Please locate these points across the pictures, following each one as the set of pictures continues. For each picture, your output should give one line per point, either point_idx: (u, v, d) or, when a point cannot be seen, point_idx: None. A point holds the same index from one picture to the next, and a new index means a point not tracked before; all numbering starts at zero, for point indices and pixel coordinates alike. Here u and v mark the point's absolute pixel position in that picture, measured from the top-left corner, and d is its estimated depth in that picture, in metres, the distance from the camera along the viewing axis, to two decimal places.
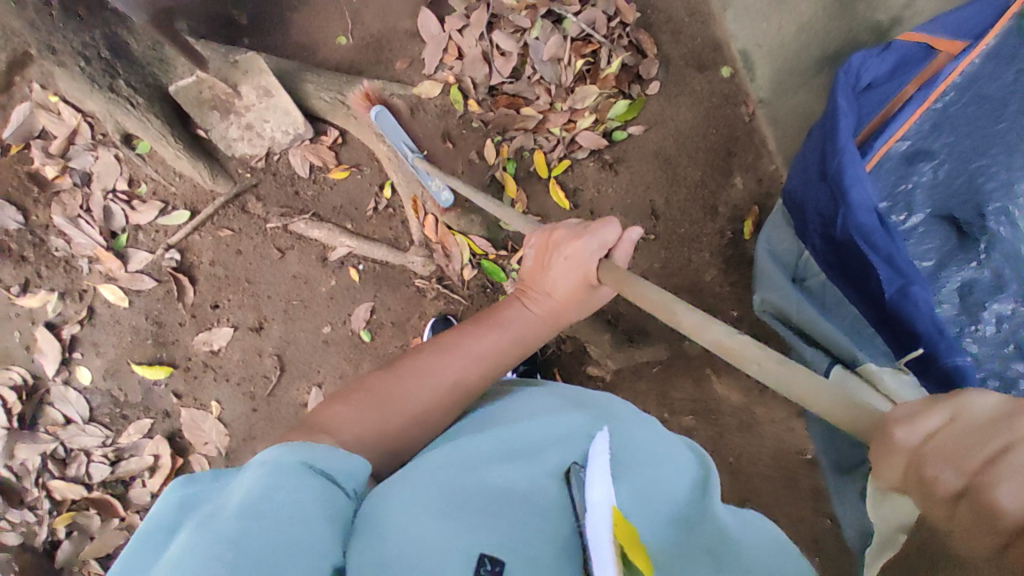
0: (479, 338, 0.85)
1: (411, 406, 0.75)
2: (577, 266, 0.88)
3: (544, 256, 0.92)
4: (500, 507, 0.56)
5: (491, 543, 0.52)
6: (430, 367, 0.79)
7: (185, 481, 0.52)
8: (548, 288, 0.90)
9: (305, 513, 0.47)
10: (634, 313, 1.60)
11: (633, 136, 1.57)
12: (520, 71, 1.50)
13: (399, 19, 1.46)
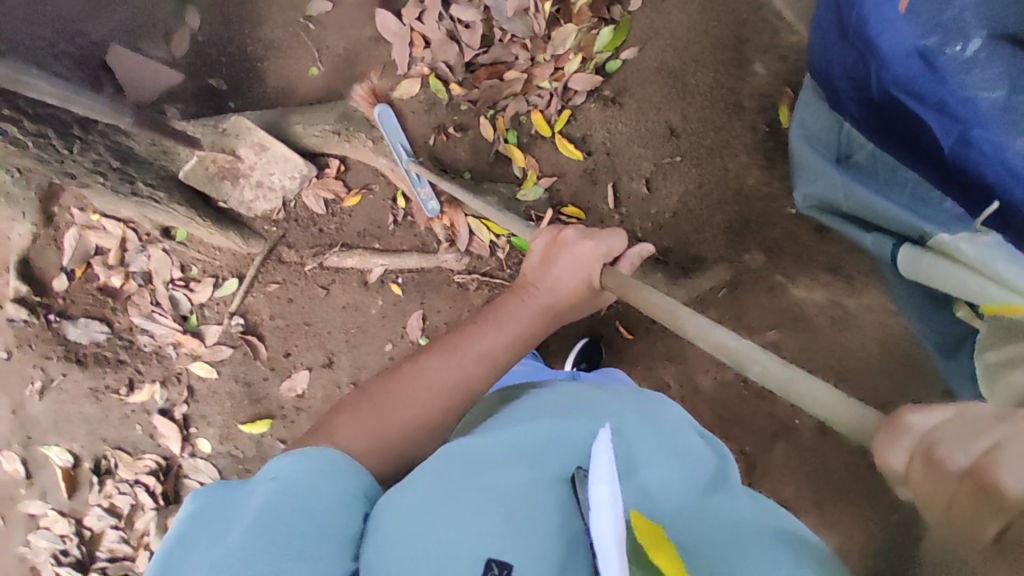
0: (477, 342, 0.90)
1: (406, 410, 0.81)
2: (583, 266, 0.96)
3: (550, 255, 1.00)
4: (508, 503, 0.57)
5: (496, 551, 0.54)
6: (430, 372, 0.86)
7: (202, 492, 0.59)
8: (552, 285, 0.97)
9: (313, 522, 0.55)
10: (681, 241, 1.51)
11: (628, 61, 1.46)
12: (490, 36, 1.43)
13: (359, 29, 1.45)
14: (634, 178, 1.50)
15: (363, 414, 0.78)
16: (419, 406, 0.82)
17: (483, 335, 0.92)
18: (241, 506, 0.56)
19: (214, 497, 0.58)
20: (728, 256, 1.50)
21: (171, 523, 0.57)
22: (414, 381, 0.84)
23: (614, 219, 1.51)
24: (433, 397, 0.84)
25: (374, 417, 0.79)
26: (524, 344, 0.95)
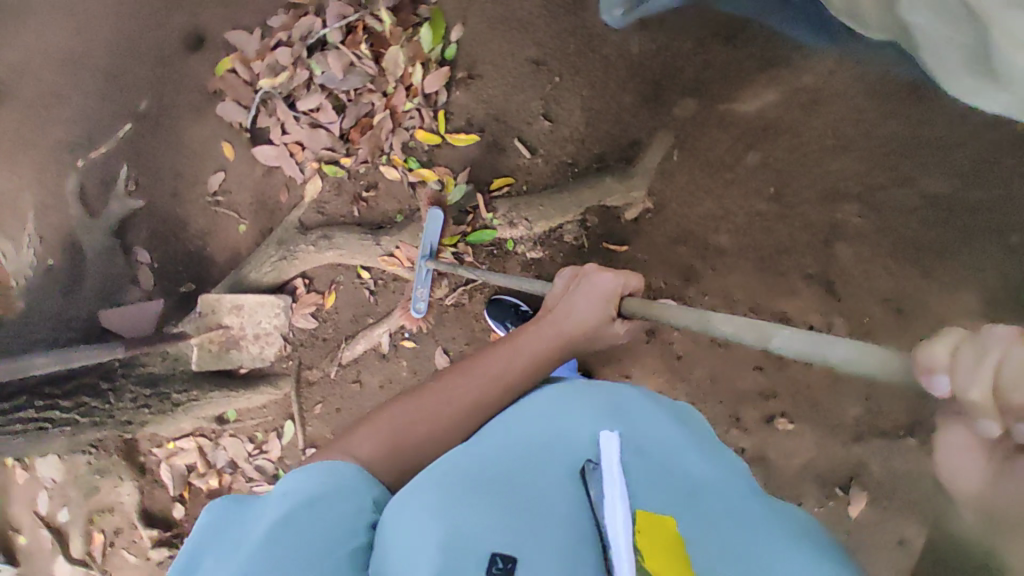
0: (487, 365, 0.96)
1: (425, 426, 0.86)
2: (599, 290, 1.10)
3: (570, 287, 1.15)
4: (521, 508, 0.68)
5: (500, 547, 0.62)
6: (450, 391, 0.92)
7: (227, 502, 0.67)
8: (569, 313, 1.08)
9: (316, 543, 0.62)
10: (610, 140, 1.57)
11: (460, 39, 1.57)
12: (342, 104, 1.56)
13: (252, 172, 1.61)
14: (533, 119, 1.57)
15: (384, 426, 0.85)
16: (435, 418, 0.88)
17: (492, 361, 0.98)
18: (265, 519, 0.63)
19: (234, 506, 0.65)
20: (657, 122, 1.57)
21: (195, 527, 0.64)
22: (432, 403, 0.89)
23: (538, 162, 1.58)
24: (449, 413, 0.89)
25: (399, 420, 0.86)
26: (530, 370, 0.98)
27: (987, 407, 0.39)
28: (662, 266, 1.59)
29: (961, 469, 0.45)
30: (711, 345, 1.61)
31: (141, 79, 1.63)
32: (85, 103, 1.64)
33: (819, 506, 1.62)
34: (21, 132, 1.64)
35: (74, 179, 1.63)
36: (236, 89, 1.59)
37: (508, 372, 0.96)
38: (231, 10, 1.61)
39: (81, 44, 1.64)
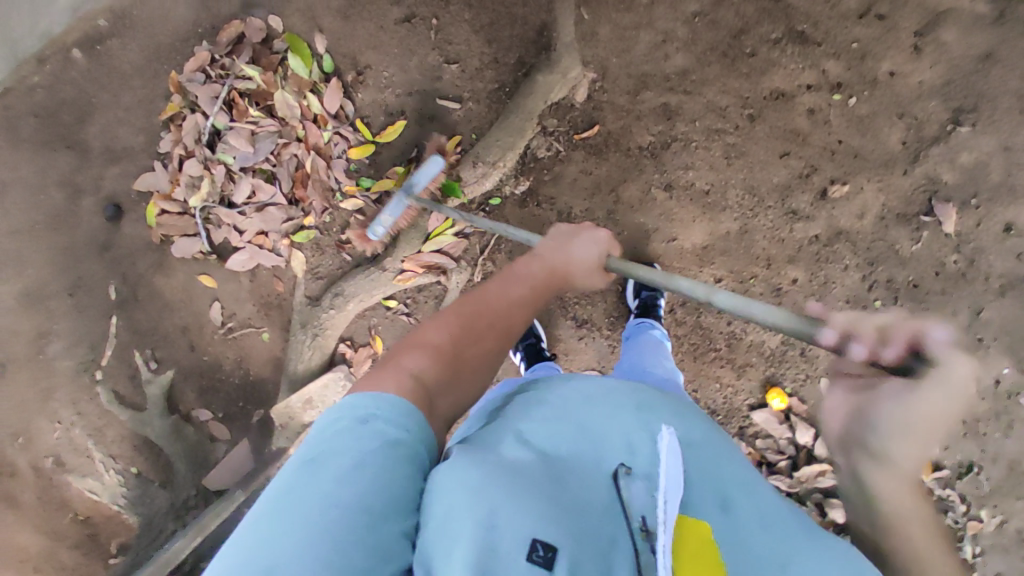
0: (514, 291, 0.87)
1: (462, 367, 0.76)
2: (600, 245, 1.04)
3: (570, 233, 1.04)
4: (569, 494, 0.66)
5: (541, 534, 0.59)
6: (475, 324, 0.80)
7: (331, 409, 0.65)
8: (572, 253, 1.00)
9: (366, 502, 0.57)
10: (516, 42, 1.49)
11: (328, 47, 1.50)
12: (270, 173, 1.51)
13: (240, 284, 1.59)
14: (439, 71, 1.50)
15: (446, 334, 0.77)
16: (483, 344, 0.79)
17: (515, 290, 0.87)
18: (342, 442, 0.61)
19: (335, 418, 0.63)
20: None
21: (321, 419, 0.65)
22: (488, 317, 0.81)
23: (470, 107, 1.51)
24: (480, 358, 0.79)
25: (450, 337, 0.77)
26: (545, 299, 0.92)
27: (839, 328, 0.72)
28: (639, 121, 1.49)
29: (837, 413, 0.70)
30: (728, 159, 1.51)
31: (96, 271, 1.62)
32: (68, 324, 1.64)
33: (917, 241, 1.53)
34: (35, 383, 1.65)
35: (107, 391, 1.65)
36: (176, 226, 1.56)
37: (530, 304, 0.88)
38: (126, 162, 1.58)
39: (27, 278, 1.62)
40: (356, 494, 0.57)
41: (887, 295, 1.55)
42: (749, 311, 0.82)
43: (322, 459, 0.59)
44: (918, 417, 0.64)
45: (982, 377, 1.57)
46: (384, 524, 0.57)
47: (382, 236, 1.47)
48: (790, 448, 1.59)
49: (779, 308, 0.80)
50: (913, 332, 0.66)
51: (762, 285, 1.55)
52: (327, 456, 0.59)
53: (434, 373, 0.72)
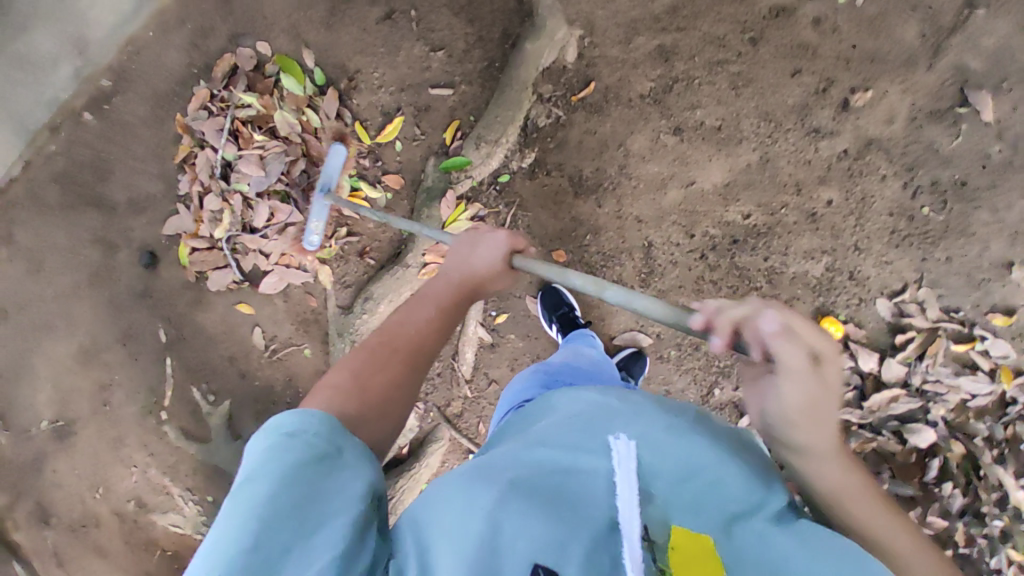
0: (420, 311, 0.94)
1: (374, 388, 0.82)
2: (503, 243, 1.05)
3: (472, 241, 1.05)
4: (562, 507, 0.70)
5: (542, 558, 0.64)
6: (379, 349, 0.87)
7: (264, 429, 0.69)
8: (476, 261, 1.03)
9: (307, 523, 0.62)
10: (497, 17, 1.47)
11: (317, 60, 1.52)
12: (284, 193, 1.54)
13: (276, 306, 1.64)
14: (427, 61, 1.50)
15: (354, 368, 0.83)
16: (391, 370, 0.85)
17: (428, 313, 0.94)
18: (284, 456, 0.65)
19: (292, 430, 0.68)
20: None
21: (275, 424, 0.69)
22: (390, 339, 0.88)
23: (463, 90, 1.50)
24: (392, 377, 0.85)
25: (357, 369, 0.83)
26: (454, 319, 0.97)
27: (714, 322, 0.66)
28: (635, 69, 1.45)
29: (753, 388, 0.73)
30: (736, 90, 1.44)
31: (142, 318, 1.69)
32: (127, 371, 1.72)
33: (956, 136, 1.42)
34: (106, 434, 1.75)
35: (173, 429, 1.73)
36: (208, 261, 1.61)
37: (442, 323, 0.94)
38: (151, 211, 1.64)
39: (81, 336, 1.71)
40: (319, 507, 0.63)
41: (935, 200, 1.45)
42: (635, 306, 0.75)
43: (260, 477, 0.64)
44: (804, 408, 0.69)
45: None
46: (322, 539, 0.62)
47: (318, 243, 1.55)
48: (855, 377, 1.52)
49: (653, 299, 0.74)
50: (753, 332, 0.65)
51: (795, 213, 1.47)
52: (271, 472, 0.64)
53: (344, 402, 0.78)
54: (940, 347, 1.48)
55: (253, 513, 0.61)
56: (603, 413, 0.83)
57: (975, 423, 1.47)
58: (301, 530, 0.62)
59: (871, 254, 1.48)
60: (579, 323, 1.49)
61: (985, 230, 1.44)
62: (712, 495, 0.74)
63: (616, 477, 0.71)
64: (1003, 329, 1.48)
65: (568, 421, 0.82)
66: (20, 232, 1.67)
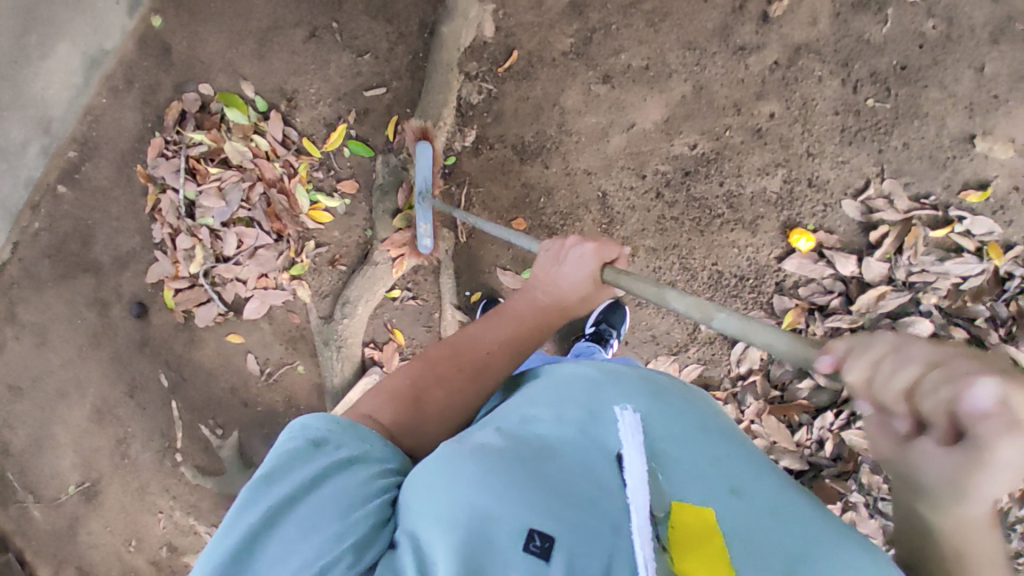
0: (488, 330, 0.99)
1: (438, 399, 0.88)
2: (590, 256, 1.04)
3: (558, 256, 1.07)
4: (561, 477, 0.71)
5: (540, 526, 0.64)
6: (445, 364, 0.93)
7: (285, 428, 0.71)
8: (562, 279, 1.05)
9: (314, 515, 0.64)
10: (412, 11, 1.52)
11: (256, 89, 1.60)
12: (248, 219, 1.61)
13: (264, 330, 1.69)
14: (357, 67, 1.56)
15: (414, 375, 0.90)
16: (455, 382, 0.91)
17: (500, 332, 0.99)
18: (305, 457, 0.68)
19: (313, 427, 0.71)
20: None
21: (298, 423, 0.71)
22: (454, 354, 0.94)
23: (396, 86, 1.55)
24: (456, 392, 0.91)
25: (416, 378, 0.89)
26: (529, 337, 1.01)
27: (860, 385, 0.48)
28: (552, 29, 1.48)
29: (875, 437, 0.51)
30: (654, 27, 1.45)
31: (143, 368, 1.76)
32: (139, 421, 1.78)
33: (885, 22, 1.40)
34: (130, 486, 1.81)
35: (190, 468, 1.79)
36: (191, 298, 1.68)
37: (510, 343, 0.98)
38: (134, 265, 1.71)
39: (92, 396, 1.77)
40: (333, 505, 0.65)
41: (878, 90, 1.43)
42: (755, 339, 0.68)
43: (279, 470, 0.66)
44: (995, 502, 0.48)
45: (1016, 134, 1.40)
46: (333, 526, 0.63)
47: (430, 246, 1.55)
48: (837, 284, 1.49)
49: (784, 333, 0.64)
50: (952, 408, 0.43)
51: (740, 132, 1.47)
52: (291, 465, 0.66)
53: (395, 409, 0.84)
54: (918, 236, 1.44)
55: (270, 505, 0.64)
56: (596, 389, 0.84)
57: (973, 306, 1.42)
58: (314, 522, 0.64)
59: (826, 157, 1.46)
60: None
61: (937, 109, 1.41)
62: (714, 467, 0.75)
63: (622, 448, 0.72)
64: (981, 206, 1.43)
65: (558, 396, 0.82)
66: (15, 310, 1.73)
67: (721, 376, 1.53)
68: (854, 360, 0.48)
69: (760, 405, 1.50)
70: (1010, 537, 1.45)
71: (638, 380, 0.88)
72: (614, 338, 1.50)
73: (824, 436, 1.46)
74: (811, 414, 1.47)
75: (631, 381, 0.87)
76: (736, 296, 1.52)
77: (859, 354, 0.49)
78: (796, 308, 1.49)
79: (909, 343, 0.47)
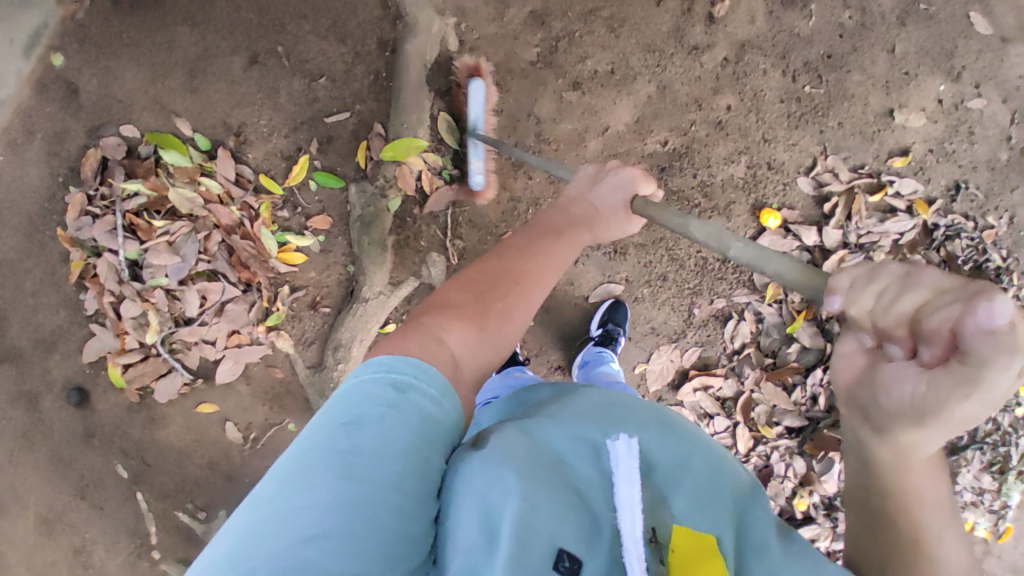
0: (543, 249, 0.91)
1: (502, 323, 0.82)
2: (629, 184, 1.00)
3: (595, 179, 1.02)
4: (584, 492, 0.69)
5: (569, 546, 0.64)
6: (505, 285, 0.84)
7: (365, 367, 0.67)
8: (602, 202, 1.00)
9: (367, 492, 0.58)
10: (367, 30, 1.43)
11: (194, 127, 1.41)
12: (209, 271, 1.44)
13: (241, 393, 1.51)
14: (312, 92, 1.43)
15: (477, 291, 0.83)
16: (519, 299, 0.85)
17: (550, 244, 0.92)
18: (379, 409, 0.62)
19: (390, 378, 0.65)
20: None
21: (380, 364, 0.66)
22: (513, 276, 0.85)
23: (360, 109, 1.45)
24: (513, 316, 0.83)
25: (480, 296, 0.82)
26: (572, 253, 0.95)
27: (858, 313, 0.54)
28: (517, 39, 1.47)
29: (847, 371, 0.59)
30: (615, 31, 1.50)
31: (92, 465, 1.49)
32: (98, 526, 1.52)
33: (810, 16, 1.55)
34: None
35: (172, 564, 1.55)
36: (147, 373, 1.46)
37: (556, 254, 0.92)
38: (63, 346, 1.44)
39: (33, 507, 1.50)
40: (402, 487, 0.61)
41: (812, 77, 1.57)
42: (767, 268, 0.72)
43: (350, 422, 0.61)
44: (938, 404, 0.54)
45: (926, 104, 1.60)
46: (381, 514, 0.58)
47: (479, 184, 1.49)
48: (804, 254, 1.62)
49: (799, 265, 0.67)
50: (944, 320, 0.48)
51: (704, 126, 1.56)
52: (361, 420, 0.62)
53: (477, 339, 0.78)
54: (861, 203, 1.60)
55: (336, 462, 0.59)
56: (609, 400, 0.82)
57: (912, 257, 1.61)
58: (379, 501, 0.58)
59: (780, 141, 1.58)
60: (518, 358, 1.53)
61: (861, 89, 1.58)
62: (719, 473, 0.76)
63: (619, 472, 0.68)
64: (905, 169, 1.61)
65: (579, 405, 0.79)
66: None
67: (718, 354, 1.62)
68: (860, 291, 0.53)
69: (757, 374, 1.61)
70: (982, 450, 1.61)
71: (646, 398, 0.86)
72: (621, 335, 1.56)
73: (816, 392, 1.60)
74: (802, 374, 1.60)
75: (645, 404, 0.84)
76: (721, 278, 1.59)
77: (866, 285, 0.53)
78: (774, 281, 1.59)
79: (918, 272, 0.51)
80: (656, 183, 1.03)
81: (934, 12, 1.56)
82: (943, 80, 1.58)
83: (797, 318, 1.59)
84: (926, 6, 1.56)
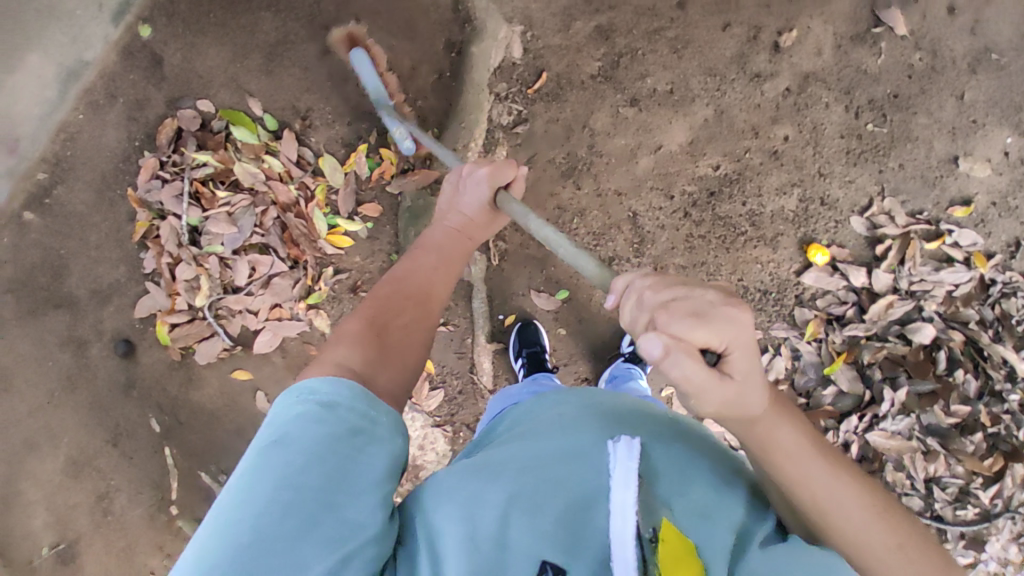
0: (422, 271, 0.94)
1: (400, 335, 0.85)
2: (484, 182, 1.01)
3: (457, 190, 1.04)
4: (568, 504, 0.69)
5: (552, 555, 0.65)
6: (391, 310, 0.87)
7: (289, 392, 0.69)
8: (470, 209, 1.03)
9: (310, 498, 0.61)
10: (436, 31, 1.48)
11: (264, 107, 1.49)
12: (261, 245, 1.51)
13: (275, 365, 1.56)
14: None
15: (368, 316, 0.85)
16: (408, 313, 0.88)
17: (435, 265, 0.96)
18: (311, 421, 0.65)
19: (319, 397, 0.68)
20: None
21: (307, 386, 0.69)
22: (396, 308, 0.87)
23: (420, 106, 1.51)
24: (409, 330, 0.87)
25: (373, 319, 0.85)
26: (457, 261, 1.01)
27: None
28: (580, 52, 1.50)
29: None
30: (677, 53, 1.51)
31: (126, 415, 1.56)
32: (123, 474, 1.58)
33: (878, 55, 1.53)
34: (114, 546, 1.60)
35: (188, 521, 1.61)
36: (191, 334, 1.53)
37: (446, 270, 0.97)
38: (117, 299, 1.53)
39: (67, 447, 1.57)
40: (351, 486, 0.64)
41: (875, 116, 1.54)
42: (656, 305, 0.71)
43: (285, 437, 0.64)
44: None
45: (993, 155, 1.54)
46: (342, 508, 0.63)
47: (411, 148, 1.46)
48: (850, 295, 1.58)
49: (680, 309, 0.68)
50: None
51: (759, 154, 1.55)
52: (294, 434, 0.64)
53: (365, 356, 0.78)
54: (916, 249, 1.55)
55: (277, 474, 0.62)
56: (597, 416, 0.81)
57: (966, 310, 1.54)
58: (326, 500, 0.62)
59: (835, 176, 1.55)
60: (546, 364, 1.54)
61: (926, 133, 1.54)
62: (715, 495, 0.73)
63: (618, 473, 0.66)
64: (966, 219, 1.55)
65: (566, 422, 0.79)
66: None
67: None
68: None
69: None
70: (1015, 520, 1.54)
71: (644, 416, 0.84)
72: None
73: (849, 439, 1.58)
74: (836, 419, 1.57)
75: (634, 416, 0.83)
76: (760, 309, 1.59)
77: None
78: (815, 319, 1.57)
79: None
80: (514, 166, 1.03)
81: (1008, 62, 1.52)
82: (1012, 132, 1.53)
83: (836, 360, 1.57)
84: (1000, 55, 1.52)
